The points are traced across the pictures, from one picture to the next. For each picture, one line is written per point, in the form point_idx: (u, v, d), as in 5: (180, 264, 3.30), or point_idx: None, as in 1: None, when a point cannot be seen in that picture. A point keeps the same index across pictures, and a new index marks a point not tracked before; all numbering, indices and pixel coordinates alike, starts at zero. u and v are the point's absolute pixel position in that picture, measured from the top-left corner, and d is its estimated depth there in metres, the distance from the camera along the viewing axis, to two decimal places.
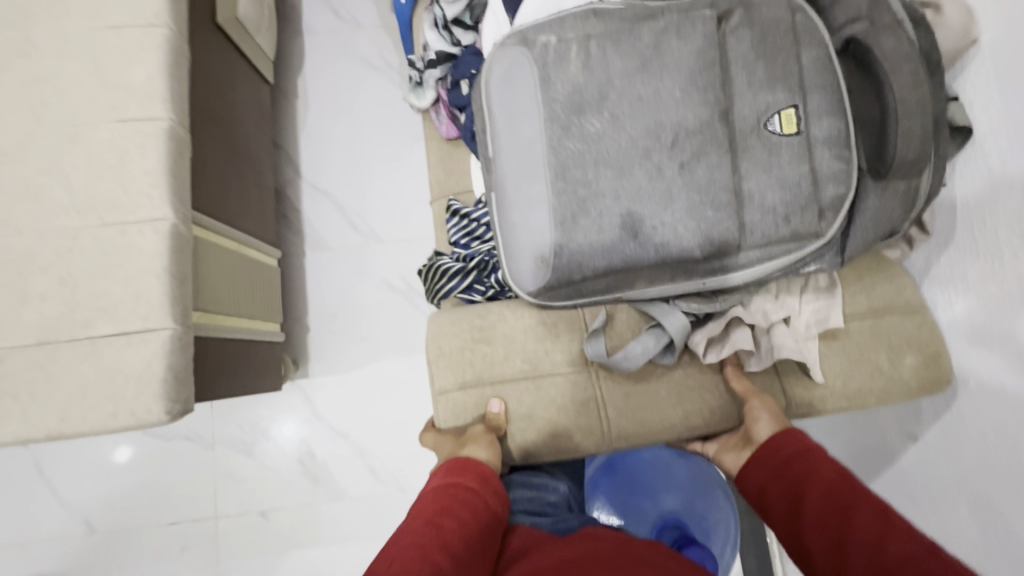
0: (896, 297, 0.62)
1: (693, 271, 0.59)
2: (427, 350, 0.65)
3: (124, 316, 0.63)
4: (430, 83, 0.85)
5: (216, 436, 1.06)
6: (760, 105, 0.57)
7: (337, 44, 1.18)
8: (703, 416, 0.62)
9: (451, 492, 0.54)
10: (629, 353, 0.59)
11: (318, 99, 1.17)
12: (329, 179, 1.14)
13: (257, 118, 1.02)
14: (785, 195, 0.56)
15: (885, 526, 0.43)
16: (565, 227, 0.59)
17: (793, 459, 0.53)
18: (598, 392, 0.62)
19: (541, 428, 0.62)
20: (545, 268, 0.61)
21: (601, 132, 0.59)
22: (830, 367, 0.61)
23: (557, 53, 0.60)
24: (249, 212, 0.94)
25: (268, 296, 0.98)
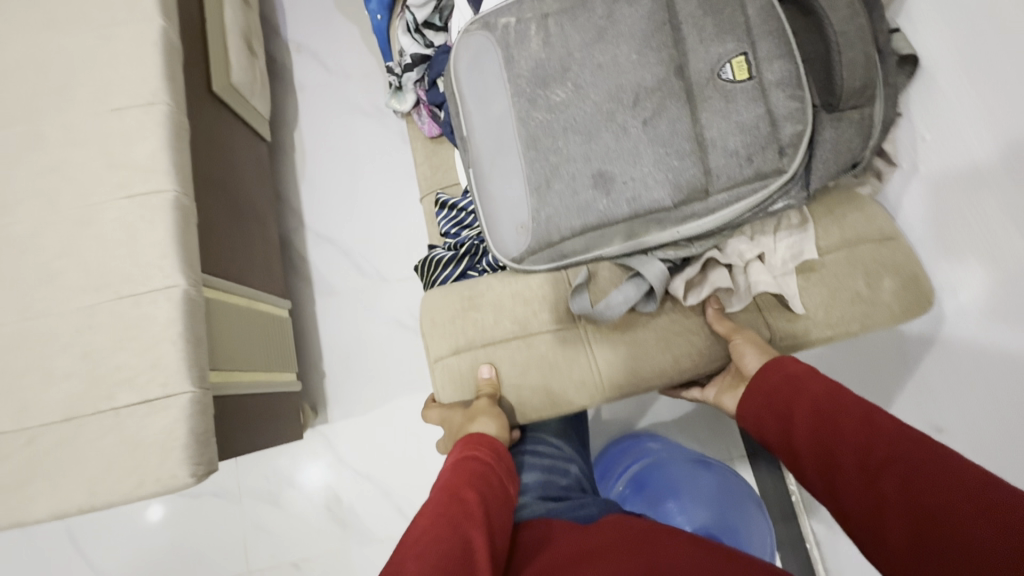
0: (868, 227, 0.64)
1: (666, 221, 0.61)
2: (422, 322, 0.68)
3: (144, 384, 0.68)
4: (409, 86, 0.90)
5: (241, 487, 1.08)
6: (712, 58, 0.60)
7: (328, 91, 1.25)
8: (692, 357, 0.64)
9: (468, 464, 0.54)
10: (606, 305, 0.61)
11: (315, 148, 1.23)
12: (331, 225, 1.18)
13: (259, 176, 1.08)
14: (745, 137, 0.58)
15: (872, 433, 0.45)
16: (541, 192, 0.63)
17: (781, 386, 0.54)
18: (588, 345, 0.65)
19: (535, 385, 0.64)
20: (528, 234, 0.64)
21: (566, 100, 0.63)
22: (811, 298, 0.63)
23: (520, 37, 0.65)
24: (257, 268, 0.98)
25: (284, 348, 1.01)
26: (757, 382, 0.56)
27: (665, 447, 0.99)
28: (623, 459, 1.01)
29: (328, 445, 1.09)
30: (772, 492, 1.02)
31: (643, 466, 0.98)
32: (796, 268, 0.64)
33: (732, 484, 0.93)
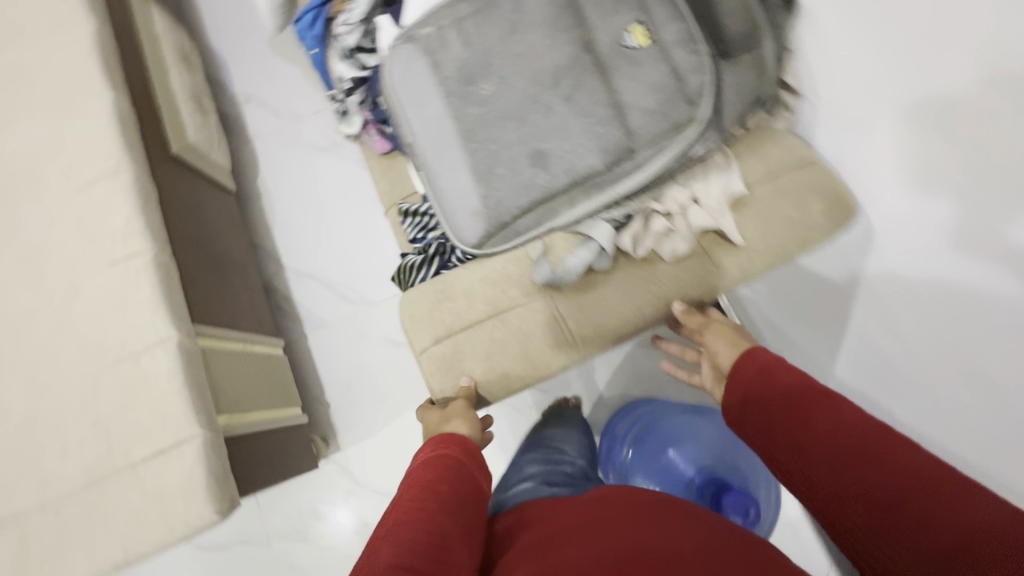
0: (788, 157, 0.71)
1: (603, 184, 0.67)
2: (404, 320, 0.73)
3: (158, 436, 0.72)
4: (354, 108, 0.98)
5: (268, 530, 1.12)
6: (615, 30, 0.66)
7: (281, 133, 1.30)
8: (653, 303, 0.69)
9: (442, 459, 0.59)
10: (564, 272, 0.67)
11: (280, 189, 1.28)
12: (310, 261, 1.23)
13: (232, 227, 1.12)
14: (657, 95, 0.64)
15: (843, 422, 0.49)
16: (485, 177, 0.68)
17: (755, 376, 0.58)
18: (556, 310, 0.70)
19: (515, 355, 0.70)
20: (481, 219, 0.69)
21: (493, 91, 0.68)
22: (753, 229, 0.68)
23: (443, 45, 0.71)
24: (245, 313, 1.02)
25: (286, 387, 1.06)
26: (736, 369, 0.61)
27: (657, 405, 1.03)
28: (622, 423, 1.04)
29: (345, 473, 1.13)
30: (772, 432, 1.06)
31: (643, 428, 1.02)
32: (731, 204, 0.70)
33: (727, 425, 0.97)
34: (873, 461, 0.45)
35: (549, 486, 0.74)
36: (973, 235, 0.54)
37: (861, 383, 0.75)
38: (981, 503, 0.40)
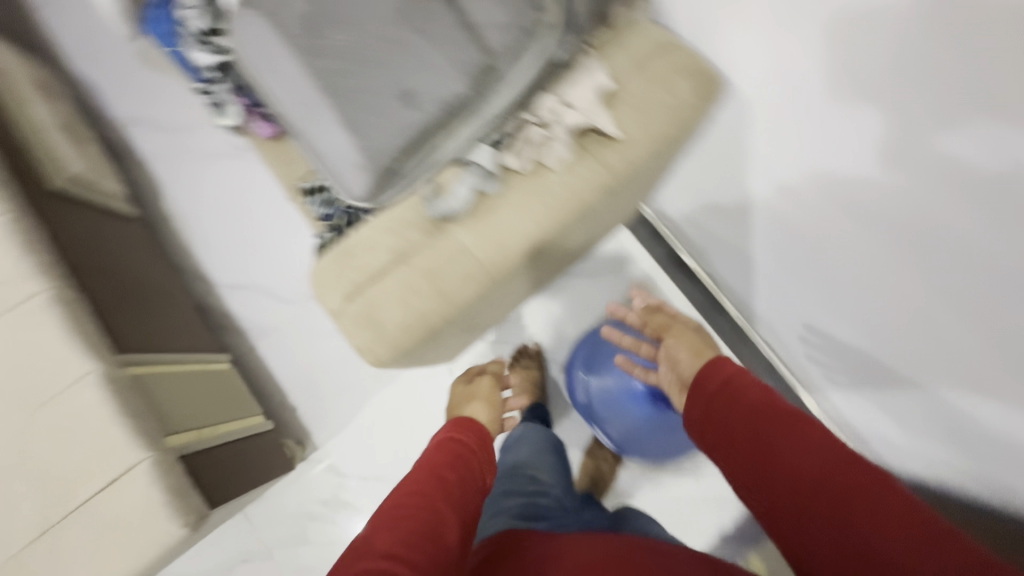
0: (649, 46, 0.72)
1: (476, 108, 0.65)
2: (317, 287, 0.74)
3: (103, 470, 0.71)
4: (227, 96, 0.95)
5: (266, 542, 1.15)
6: None
7: (175, 142, 1.24)
8: (548, 212, 0.70)
9: (451, 445, 0.68)
10: (454, 203, 0.69)
11: (185, 208, 1.23)
12: (238, 272, 1.22)
13: (145, 251, 1.09)
14: (503, 7, 0.63)
15: (813, 452, 0.49)
16: (358, 126, 0.64)
17: (717, 390, 0.60)
18: (456, 241, 0.69)
19: (430, 294, 0.68)
20: (364, 171, 0.65)
21: (344, 40, 0.64)
22: (626, 121, 0.70)
23: (283, 2, 0.66)
24: (176, 335, 1.01)
25: (236, 396, 1.06)
26: (696, 382, 0.63)
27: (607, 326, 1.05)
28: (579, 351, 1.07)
29: (330, 469, 1.17)
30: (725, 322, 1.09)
31: (595, 349, 1.03)
32: (603, 101, 0.71)
33: None
34: (833, 493, 0.46)
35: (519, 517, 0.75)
36: (900, 150, 0.54)
37: (783, 259, 0.82)
38: (947, 541, 0.41)
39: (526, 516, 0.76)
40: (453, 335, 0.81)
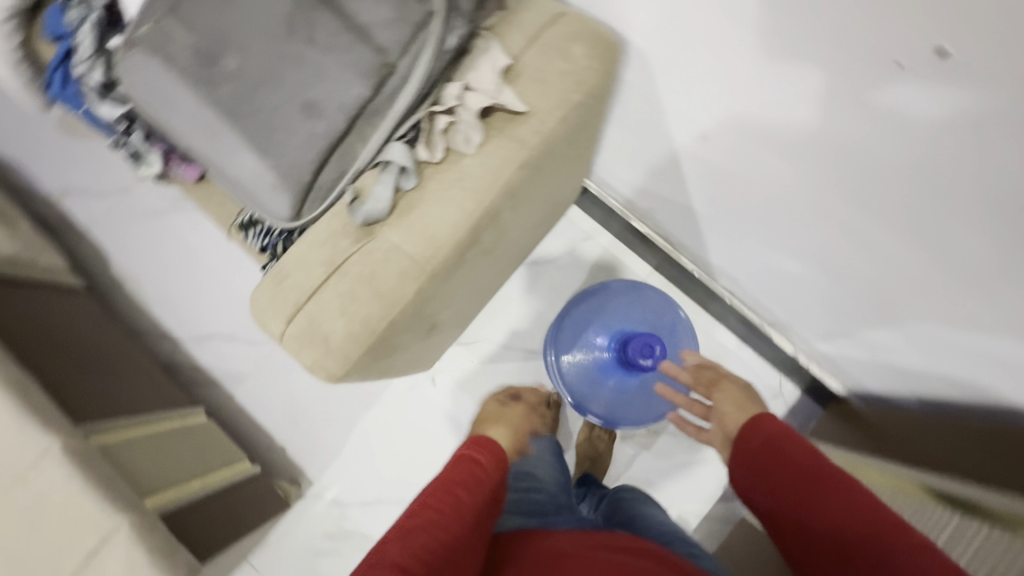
0: (562, 88, 0.72)
1: (432, 130, 0.70)
2: (284, 265, 0.72)
3: (100, 553, 0.74)
4: (142, 146, 0.94)
5: (296, 552, 1.27)
6: (376, 15, 0.67)
7: (107, 206, 1.38)
8: (475, 203, 0.69)
9: (462, 460, 0.70)
10: (374, 206, 0.69)
11: (151, 229, 1.37)
12: (213, 271, 1.35)
13: (98, 324, 1.17)
14: (428, 57, 0.67)
15: (849, 517, 0.56)
16: (341, 147, 0.70)
17: (759, 449, 0.66)
18: (391, 240, 0.69)
19: (426, 265, 0.68)
20: (282, 192, 0.70)
21: (274, 99, 0.68)
22: (602, 83, 0.74)
23: (212, 56, 0.69)
24: (142, 395, 1.09)
25: (220, 450, 1.13)
26: (742, 438, 0.69)
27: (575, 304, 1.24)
28: (561, 332, 1.24)
29: (324, 500, 1.29)
30: (732, 319, 1.35)
31: (578, 320, 1.24)
32: (505, 76, 0.72)
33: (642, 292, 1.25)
34: (862, 557, 0.53)
35: (523, 518, 0.82)
36: None
37: (833, 284, 0.94)
38: None
39: (525, 517, 0.82)
40: (413, 334, 0.83)
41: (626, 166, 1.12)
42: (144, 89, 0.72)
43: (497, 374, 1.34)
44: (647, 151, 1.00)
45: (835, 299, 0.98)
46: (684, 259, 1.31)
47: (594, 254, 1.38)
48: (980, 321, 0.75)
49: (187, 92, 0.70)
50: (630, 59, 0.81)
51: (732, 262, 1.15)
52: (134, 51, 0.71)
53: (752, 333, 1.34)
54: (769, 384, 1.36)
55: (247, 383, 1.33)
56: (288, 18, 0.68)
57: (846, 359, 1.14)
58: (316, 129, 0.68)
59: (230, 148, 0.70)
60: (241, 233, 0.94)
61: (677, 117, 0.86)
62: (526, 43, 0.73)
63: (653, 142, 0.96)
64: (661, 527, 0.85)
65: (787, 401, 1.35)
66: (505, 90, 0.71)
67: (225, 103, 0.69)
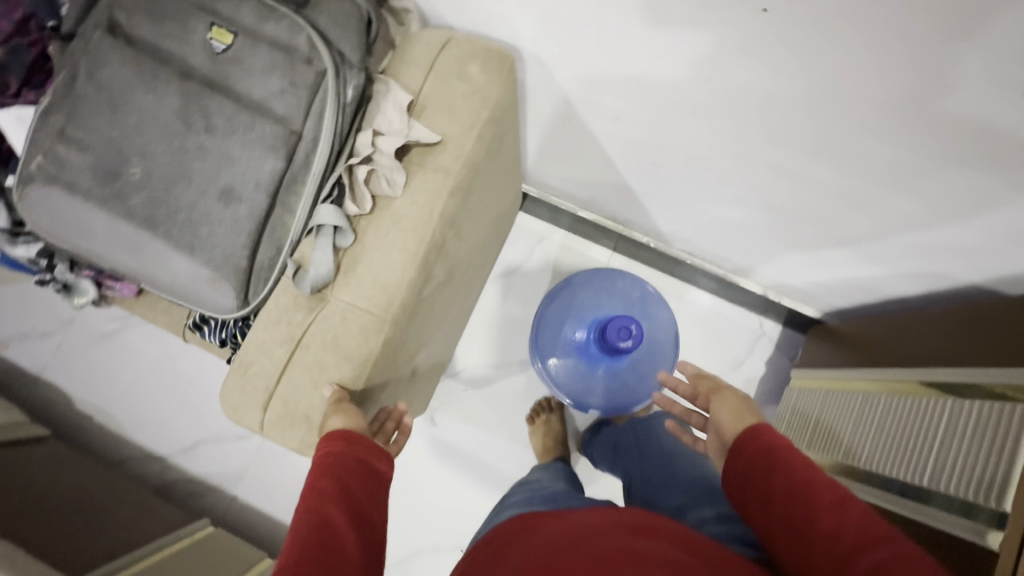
0: (469, 110, 0.73)
1: (355, 184, 0.70)
2: (244, 351, 0.70)
3: None
4: (73, 276, 0.92)
5: None
6: (268, 88, 0.67)
7: (52, 345, 1.33)
8: (418, 242, 0.69)
9: (340, 462, 0.60)
10: (317, 274, 0.68)
11: (104, 352, 1.32)
12: (180, 377, 1.31)
13: (76, 467, 1.13)
14: (332, 116, 0.68)
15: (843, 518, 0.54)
16: (268, 224, 0.68)
17: (757, 455, 0.63)
18: (344, 301, 0.68)
19: (384, 313, 0.68)
20: (220, 285, 0.68)
21: (187, 196, 0.67)
22: (505, 94, 0.75)
23: (113, 170, 0.67)
24: (139, 525, 1.04)
25: (234, 555, 1.09)
26: (736, 447, 0.66)
27: (548, 307, 1.25)
28: (540, 336, 1.25)
29: None
30: (698, 278, 1.38)
31: (551, 319, 1.25)
32: (411, 112, 0.73)
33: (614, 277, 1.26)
34: (859, 558, 0.51)
35: (529, 504, 0.74)
36: None
37: (779, 222, 0.97)
38: None
39: (529, 504, 0.74)
40: (397, 383, 0.82)
41: (557, 163, 1.14)
42: (54, 221, 0.70)
43: (496, 395, 1.36)
44: (571, 143, 1.02)
45: (785, 236, 1.02)
46: (638, 235, 1.33)
47: (552, 253, 1.40)
48: (915, 218, 0.80)
49: (96, 213, 0.67)
50: (527, 65, 0.83)
51: (684, 228, 1.18)
52: (31, 187, 0.68)
53: (721, 284, 1.37)
54: (750, 328, 1.39)
55: (248, 479, 1.28)
56: (181, 113, 0.67)
57: (813, 287, 1.18)
58: (240, 214, 0.67)
59: (158, 256, 0.68)
60: (197, 332, 0.91)
61: (587, 107, 0.88)
62: (423, 76, 0.74)
63: (574, 135, 0.99)
64: (689, 484, 0.81)
65: (771, 339, 1.39)
66: (416, 124, 0.71)
67: (140, 211, 0.66)
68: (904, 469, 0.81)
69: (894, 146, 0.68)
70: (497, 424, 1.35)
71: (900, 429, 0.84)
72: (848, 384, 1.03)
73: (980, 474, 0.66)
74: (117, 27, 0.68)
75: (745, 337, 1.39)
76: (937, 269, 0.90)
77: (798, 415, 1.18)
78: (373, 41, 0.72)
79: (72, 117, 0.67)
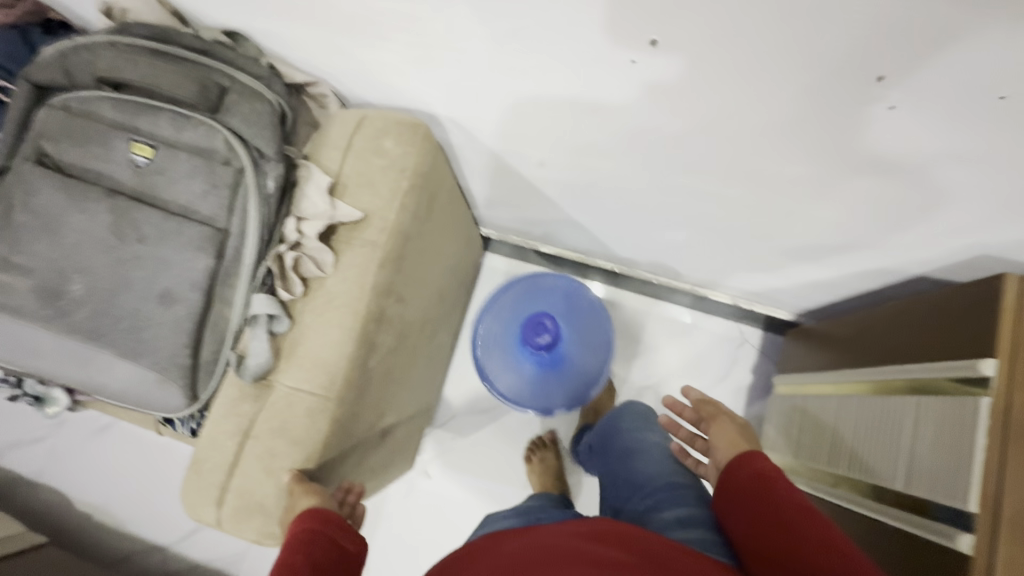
0: (387, 183, 0.76)
1: (286, 270, 0.73)
2: (196, 445, 0.72)
3: None
4: (43, 387, 0.94)
5: None
6: (190, 189, 0.70)
7: (43, 452, 1.35)
8: (354, 317, 0.72)
9: (310, 540, 0.60)
10: (257, 362, 0.70)
11: (95, 452, 1.34)
12: (172, 464, 1.33)
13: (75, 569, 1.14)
14: (255, 207, 0.71)
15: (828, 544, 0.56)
16: (210, 318, 0.71)
17: (749, 481, 0.66)
18: (288, 384, 0.71)
19: (326, 392, 0.70)
20: (170, 384, 0.70)
21: (126, 304, 0.69)
22: (423, 162, 0.78)
23: (54, 289, 0.69)
24: None
25: None
26: (729, 468, 0.69)
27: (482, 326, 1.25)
28: (483, 356, 1.24)
29: None
30: (669, 295, 1.39)
31: (487, 338, 1.24)
32: (333, 193, 0.76)
33: (527, 282, 1.26)
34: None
35: (507, 519, 0.79)
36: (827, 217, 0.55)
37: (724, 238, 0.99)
38: None
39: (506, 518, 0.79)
40: (361, 450, 0.84)
41: (506, 207, 1.16)
42: (3, 344, 0.72)
43: (486, 438, 1.37)
44: (512, 189, 1.05)
45: (735, 250, 1.03)
46: (600, 262, 1.34)
47: None
48: (846, 224, 0.81)
49: (42, 331, 0.69)
50: (448, 127, 0.86)
51: (641, 251, 1.20)
52: None
53: (694, 298, 1.36)
54: (731, 336, 1.39)
55: (250, 556, 1.29)
56: (111, 225, 0.69)
57: (777, 291, 1.19)
58: (180, 315, 0.69)
59: (105, 365, 0.70)
60: (168, 425, 0.92)
61: (515, 157, 0.91)
62: (342, 155, 0.77)
63: (514, 182, 1.01)
64: (653, 485, 0.79)
65: (754, 345, 1.38)
66: (340, 204, 0.74)
67: (85, 326, 0.69)
68: (875, 469, 0.80)
69: (800, 163, 0.70)
70: (491, 466, 1.35)
71: (872, 423, 0.83)
72: (825, 386, 1.03)
73: (943, 470, 0.64)
74: (46, 156, 0.71)
75: (726, 347, 1.39)
76: (883, 265, 0.91)
77: (786, 419, 1.18)
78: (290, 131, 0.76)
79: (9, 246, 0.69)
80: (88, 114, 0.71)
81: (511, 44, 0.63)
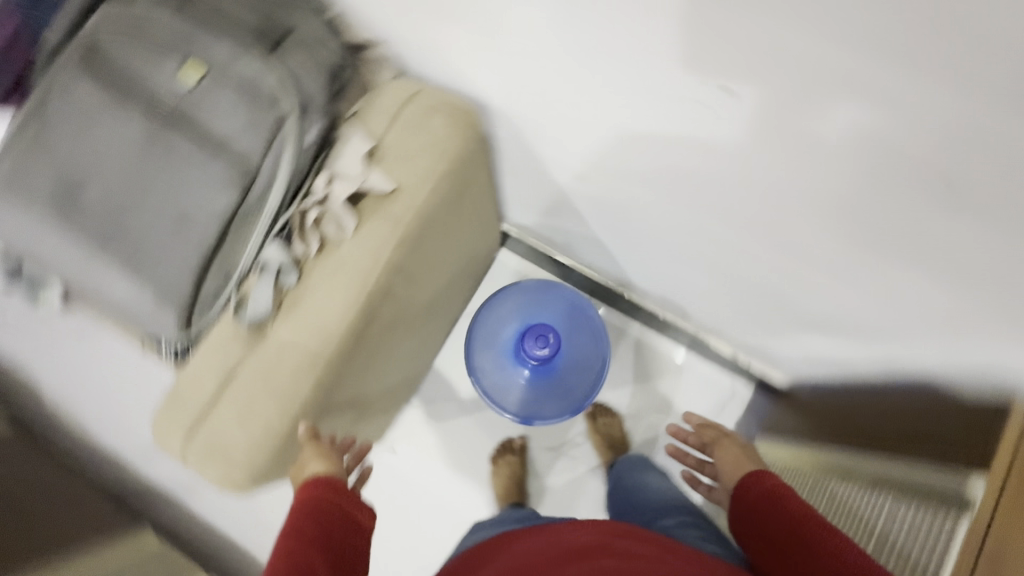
0: (424, 161, 0.75)
1: (305, 225, 0.72)
2: (183, 374, 0.74)
3: None
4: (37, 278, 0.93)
5: None
6: (230, 120, 0.68)
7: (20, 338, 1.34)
8: (360, 288, 0.71)
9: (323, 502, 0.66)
10: (256, 309, 0.70)
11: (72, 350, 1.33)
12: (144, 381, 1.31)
13: (27, 461, 1.14)
14: (290, 154, 0.69)
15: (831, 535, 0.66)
16: (220, 254, 0.70)
17: (761, 496, 0.77)
18: (281, 338, 0.70)
19: (316, 355, 0.70)
20: (164, 310, 0.70)
21: (140, 220, 0.69)
22: (464, 149, 0.77)
23: (76, 190, 0.69)
24: (78, 522, 1.07)
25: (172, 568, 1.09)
26: (742, 485, 0.81)
27: (482, 324, 1.25)
28: (478, 355, 1.24)
29: None
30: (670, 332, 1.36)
31: (484, 337, 1.25)
32: (369, 159, 0.75)
33: (533, 288, 1.27)
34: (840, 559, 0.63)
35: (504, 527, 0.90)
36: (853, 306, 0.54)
37: (742, 290, 0.97)
38: None
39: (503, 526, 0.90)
40: (335, 417, 0.83)
41: (530, 209, 1.15)
42: (13, 230, 0.72)
43: (458, 429, 1.36)
44: (541, 192, 1.03)
45: (748, 304, 1.01)
46: (611, 284, 1.32)
47: None
48: (869, 310, 0.79)
49: (54, 227, 0.70)
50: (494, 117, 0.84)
51: (652, 283, 1.19)
52: None
53: (695, 341, 1.34)
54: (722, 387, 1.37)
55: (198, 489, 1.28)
56: (141, 138, 0.69)
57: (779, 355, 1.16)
58: (190, 243, 0.68)
59: (106, 275, 0.70)
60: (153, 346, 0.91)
61: (553, 162, 0.89)
62: (388, 124, 0.76)
63: (546, 186, 0.99)
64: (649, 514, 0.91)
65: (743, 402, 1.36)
66: (374, 172, 0.73)
67: (97, 231, 0.69)
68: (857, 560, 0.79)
69: (840, 240, 0.68)
70: (457, 457, 1.34)
71: (856, 510, 0.83)
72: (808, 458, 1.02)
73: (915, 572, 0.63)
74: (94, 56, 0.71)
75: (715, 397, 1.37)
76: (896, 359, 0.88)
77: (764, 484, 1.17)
78: (341, 88, 0.74)
79: (41, 135, 0.70)
80: (146, 24, 0.70)
81: (578, 52, 0.62)
